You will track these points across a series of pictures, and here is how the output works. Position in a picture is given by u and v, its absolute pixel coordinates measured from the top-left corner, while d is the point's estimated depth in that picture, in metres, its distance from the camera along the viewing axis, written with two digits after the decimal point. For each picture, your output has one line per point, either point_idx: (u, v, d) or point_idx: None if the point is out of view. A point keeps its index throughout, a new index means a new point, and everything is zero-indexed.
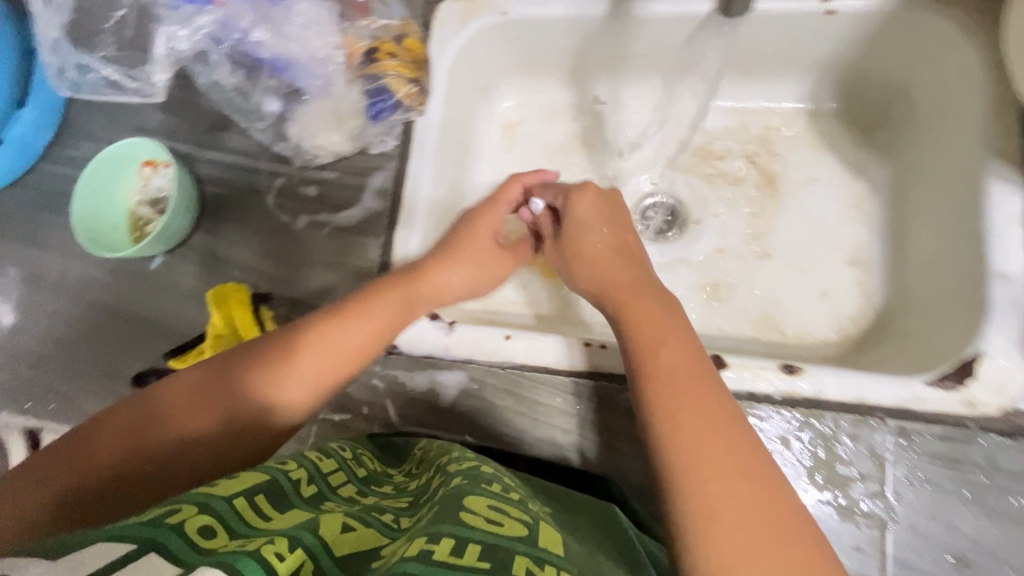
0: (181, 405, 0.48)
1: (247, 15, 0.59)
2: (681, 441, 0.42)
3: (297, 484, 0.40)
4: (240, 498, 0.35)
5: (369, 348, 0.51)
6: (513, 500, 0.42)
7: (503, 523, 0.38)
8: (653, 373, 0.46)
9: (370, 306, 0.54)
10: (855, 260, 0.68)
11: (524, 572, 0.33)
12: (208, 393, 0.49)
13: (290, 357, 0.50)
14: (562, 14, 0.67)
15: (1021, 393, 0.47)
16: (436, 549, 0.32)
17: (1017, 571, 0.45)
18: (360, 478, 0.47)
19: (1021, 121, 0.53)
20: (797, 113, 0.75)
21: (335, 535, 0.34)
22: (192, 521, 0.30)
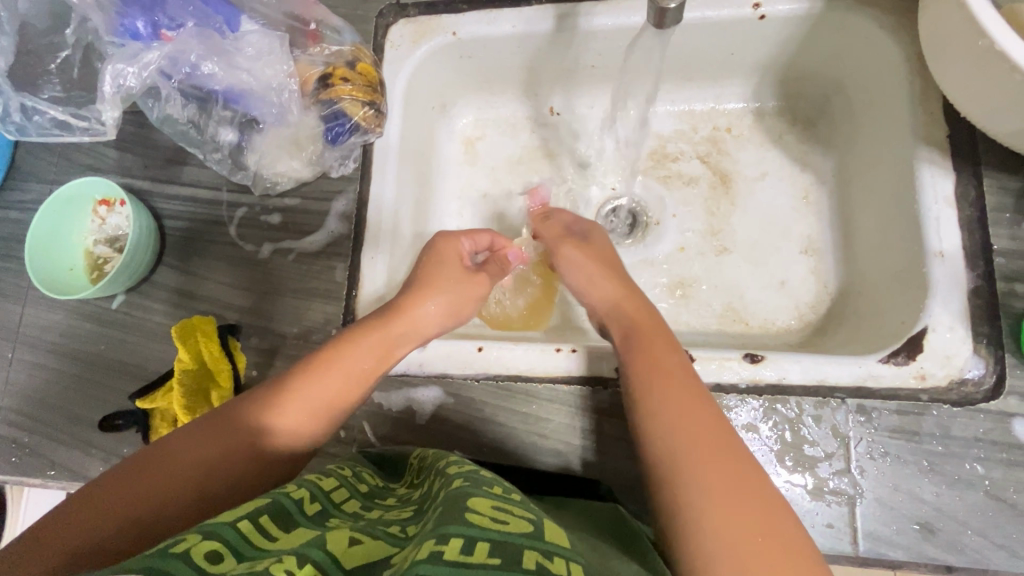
0: (183, 441, 0.46)
1: (196, 49, 0.59)
2: (660, 434, 0.45)
3: (301, 503, 0.40)
4: (245, 521, 0.35)
5: (362, 379, 0.52)
6: (515, 500, 0.43)
7: (508, 521, 0.38)
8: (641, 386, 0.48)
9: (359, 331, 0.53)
10: (808, 248, 0.71)
11: (534, 565, 0.34)
12: (209, 427, 0.47)
13: (287, 386, 0.50)
14: (510, 31, 0.69)
15: (966, 363, 0.51)
16: (447, 548, 0.33)
17: (977, 532, 0.48)
18: (364, 495, 0.48)
19: (945, 108, 0.57)
20: (743, 112, 0.78)
21: (343, 550, 0.35)
22: (198, 549, 0.31)
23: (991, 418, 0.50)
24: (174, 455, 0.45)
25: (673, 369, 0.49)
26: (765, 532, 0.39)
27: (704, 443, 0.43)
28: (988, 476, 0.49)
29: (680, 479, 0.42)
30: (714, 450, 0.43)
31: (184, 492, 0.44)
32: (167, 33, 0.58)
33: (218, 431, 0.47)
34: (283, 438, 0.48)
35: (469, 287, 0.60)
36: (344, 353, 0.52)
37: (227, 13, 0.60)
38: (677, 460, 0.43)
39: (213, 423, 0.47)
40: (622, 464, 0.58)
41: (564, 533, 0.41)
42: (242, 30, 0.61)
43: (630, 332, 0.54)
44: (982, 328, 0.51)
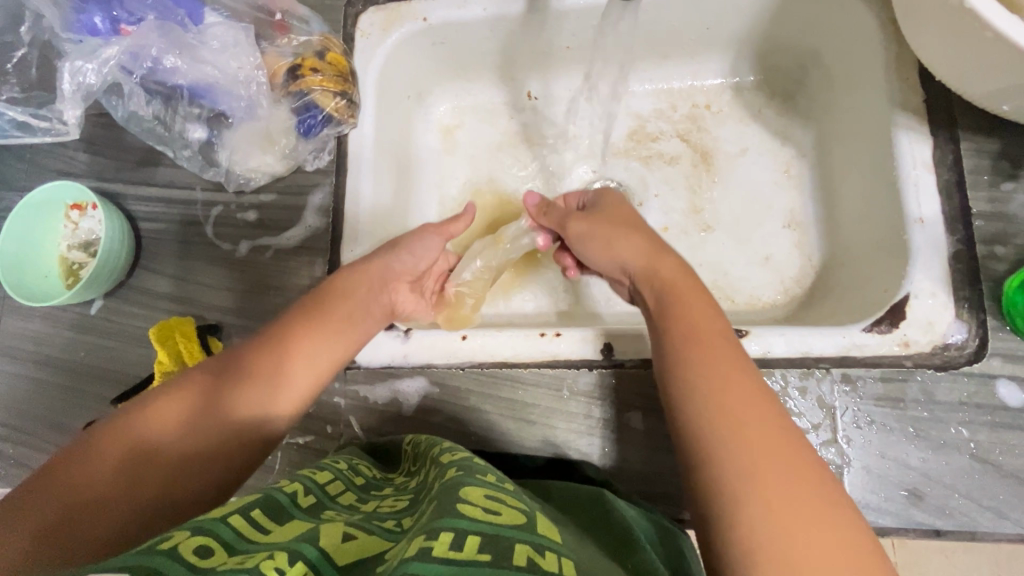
0: (189, 424, 0.45)
1: (157, 43, 0.57)
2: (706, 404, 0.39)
3: (295, 497, 0.41)
4: (237, 517, 0.36)
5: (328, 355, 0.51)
6: (510, 491, 0.43)
7: (500, 512, 0.38)
8: (674, 353, 0.43)
9: (348, 304, 0.53)
10: (791, 223, 0.71)
11: (526, 559, 0.34)
12: (212, 408, 0.46)
13: (287, 364, 0.49)
14: (481, 14, 0.68)
15: (949, 328, 0.50)
16: (436, 545, 0.33)
17: (964, 495, 0.48)
18: (360, 486, 0.48)
19: (921, 74, 0.56)
20: (722, 88, 0.77)
21: (336, 545, 0.35)
22: (186, 545, 0.31)
23: (975, 381, 0.50)
24: (188, 445, 0.44)
25: (707, 327, 0.44)
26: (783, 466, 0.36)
27: (749, 421, 0.38)
28: (973, 439, 0.49)
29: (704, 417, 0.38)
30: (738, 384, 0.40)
31: (202, 481, 0.44)
32: (126, 27, 0.57)
33: (227, 414, 0.46)
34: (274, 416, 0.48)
35: (426, 239, 0.61)
36: (344, 331, 0.52)
37: (189, 6, 0.59)
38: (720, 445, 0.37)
39: (218, 405, 0.46)
40: (612, 446, 0.58)
41: (555, 526, 0.41)
42: (205, 22, 0.60)
43: (664, 297, 0.47)
44: (963, 292, 0.51)
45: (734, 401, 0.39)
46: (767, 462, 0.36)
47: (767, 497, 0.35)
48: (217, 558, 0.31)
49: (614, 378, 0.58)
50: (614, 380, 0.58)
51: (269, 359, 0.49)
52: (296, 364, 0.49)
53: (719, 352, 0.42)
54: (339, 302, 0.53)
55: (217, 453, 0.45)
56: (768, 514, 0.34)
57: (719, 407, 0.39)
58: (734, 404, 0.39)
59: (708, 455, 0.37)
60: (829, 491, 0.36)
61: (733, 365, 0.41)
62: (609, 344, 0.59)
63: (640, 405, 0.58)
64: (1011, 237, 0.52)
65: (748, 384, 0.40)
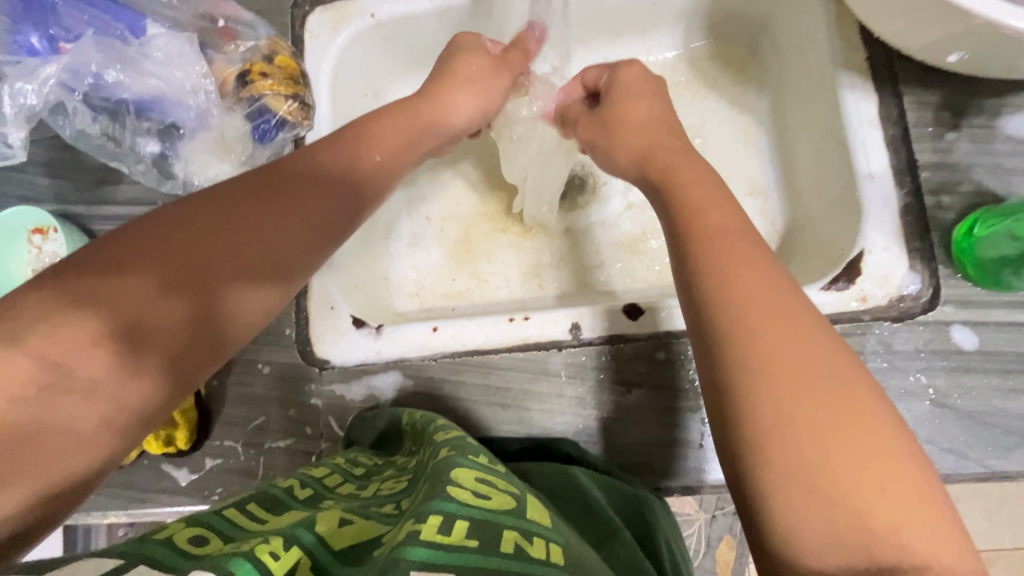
0: (84, 385, 0.34)
1: (95, 58, 0.58)
2: (734, 311, 0.36)
3: (292, 491, 0.43)
4: (232, 510, 0.38)
5: (272, 287, 0.43)
6: (501, 475, 0.44)
7: (490, 497, 0.39)
8: (694, 257, 0.40)
9: (278, 241, 0.42)
10: (753, 190, 0.72)
11: (512, 546, 0.35)
12: (103, 370, 0.35)
13: (240, 297, 0.41)
14: (429, 7, 0.68)
15: (902, 280, 0.51)
16: (424, 528, 0.33)
17: (926, 441, 0.49)
18: (359, 476, 0.49)
19: (861, 32, 0.57)
20: (676, 61, 0.76)
21: (332, 530, 0.36)
22: (179, 536, 0.33)
23: (930, 329, 0.51)
24: (67, 420, 0.33)
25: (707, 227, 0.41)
26: (825, 389, 0.33)
27: (779, 335, 0.35)
28: (931, 385, 0.50)
29: (730, 321, 0.36)
30: (773, 295, 0.37)
31: (90, 465, 0.34)
32: (64, 44, 0.58)
33: (125, 379, 0.36)
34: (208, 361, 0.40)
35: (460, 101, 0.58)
36: (278, 275, 0.43)
37: (128, 20, 0.60)
38: (747, 358, 0.34)
39: (111, 368, 0.35)
40: (588, 423, 0.59)
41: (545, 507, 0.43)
42: (147, 34, 0.60)
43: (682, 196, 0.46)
44: (915, 244, 0.52)
45: (760, 314, 0.36)
46: (795, 379, 0.33)
47: (797, 414, 0.32)
48: (212, 545, 0.33)
49: (585, 355, 0.59)
50: (583, 357, 0.59)
51: (181, 308, 0.38)
52: (215, 314, 0.40)
53: (751, 266, 0.38)
54: (266, 233, 0.42)
55: (109, 427, 0.35)
56: (823, 472, 0.31)
57: (748, 316, 0.36)
58: (762, 313, 0.36)
59: (734, 369, 0.34)
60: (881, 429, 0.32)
61: (763, 275, 0.38)
62: (577, 323, 0.60)
63: (616, 381, 0.59)
64: (956, 186, 0.53)
65: (777, 294, 0.37)
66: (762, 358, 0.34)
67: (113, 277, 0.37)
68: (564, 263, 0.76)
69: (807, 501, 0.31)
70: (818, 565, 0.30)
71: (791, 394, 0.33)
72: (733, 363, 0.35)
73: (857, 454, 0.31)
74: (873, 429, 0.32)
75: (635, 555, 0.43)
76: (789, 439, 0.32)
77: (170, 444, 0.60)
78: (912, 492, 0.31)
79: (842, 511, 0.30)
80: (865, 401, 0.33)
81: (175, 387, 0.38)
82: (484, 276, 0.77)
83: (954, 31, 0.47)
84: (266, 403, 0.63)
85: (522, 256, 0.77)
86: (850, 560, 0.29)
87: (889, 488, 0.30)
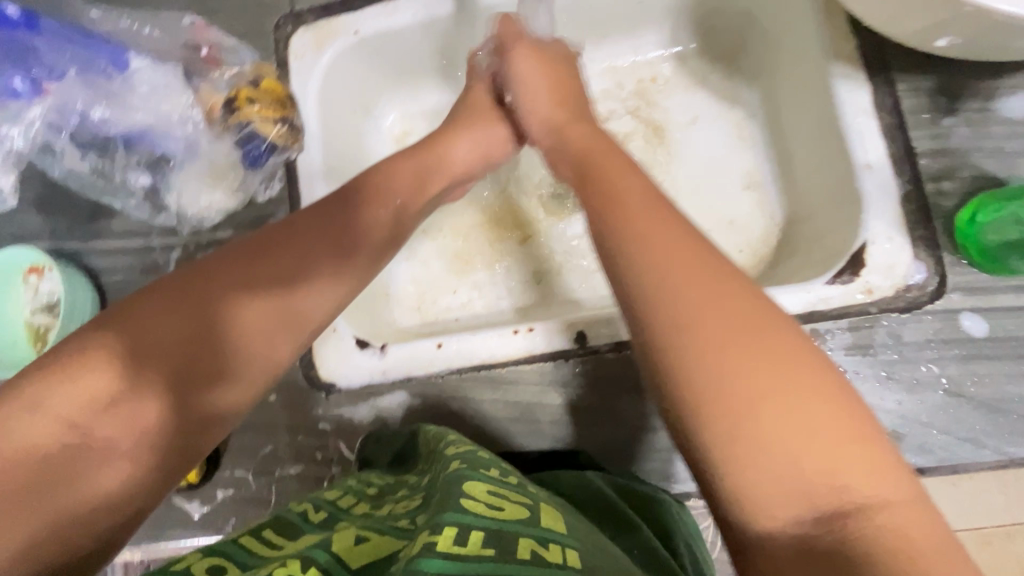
0: (101, 417, 0.34)
1: (82, 96, 0.59)
2: (656, 283, 0.33)
3: (306, 516, 0.43)
4: (246, 538, 0.38)
5: (292, 318, 0.41)
6: (511, 485, 0.44)
7: (503, 508, 0.39)
8: (609, 226, 0.37)
9: (290, 267, 0.42)
10: (750, 183, 0.71)
11: (529, 552, 0.34)
12: (113, 396, 0.34)
13: (262, 327, 0.40)
14: (412, 20, 0.68)
15: (908, 270, 0.51)
16: (440, 540, 0.33)
17: (942, 430, 0.49)
18: (373, 494, 0.49)
19: (850, 21, 0.56)
20: (664, 59, 0.76)
21: (347, 549, 0.36)
22: (198, 565, 0.34)
23: (938, 318, 0.50)
24: (85, 450, 0.33)
25: (639, 197, 0.38)
26: (765, 350, 0.30)
27: (707, 299, 0.31)
28: (944, 374, 0.50)
29: (658, 293, 0.32)
30: (701, 257, 0.33)
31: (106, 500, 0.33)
32: (48, 85, 0.57)
33: (134, 405, 0.35)
34: (232, 393, 0.39)
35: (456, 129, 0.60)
36: (284, 290, 0.41)
37: (110, 54, 0.59)
38: (662, 315, 0.32)
39: (122, 394, 0.35)
40: (595, 430, 0.59)
41: (561, 512, 0.42)
42: (130, 67, 0.59)
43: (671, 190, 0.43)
44: (918, 232, 0.51)
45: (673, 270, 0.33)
46: (711, 328, 0.30)
47: (739, 384, 0.29)
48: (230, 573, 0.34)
49: (590, 364, 0.59)
50: (588, 366, 0.59)
51: (185, 328, 0.37)
52: (222, 335, 0.38)
53: (674, 231, 0.35)
54: (283, 264, 0.42)
55: (123, 457, 0.34)
56: (775, 443, 0.28)
57: (670, 288, 0.32)
58: (686, 279, 0.32)
59: (661, 348, 0.31)
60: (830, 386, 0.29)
61: (674, 228, 0.35)
62: (581, 332, 0.59)
63: (593, 386, 0.59)
64: (956, 172, 0.53)
65: (696, 249, 0.34)
66: (680, 314, 0.31)
67: (136, 310, 0.37)
68: (542, 273, 0.76)
69: (766, 475, 0.28)
70: (770, 524, 0.28)
71: (728, 364, 0.29)
72: (655, 326, 0.32)
73: (804, 417, 0.28)
74: (812, 377, 0.29)
75: (654, 555, 0.43)
76: (722, 401, 0.29)
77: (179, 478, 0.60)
78: (842, 422, 0.28)
79: (782, 458, 0.28)
80: (807, 356, 0.30)
81: (197, 421, 0.37)
82: (485, 286, 0.76)
83: (944, 17, 0.46)
84: (272, 430, 0.62)
85: (521, 265, 0.77)
86: (797, 513, 0.27)
87: (821, 423, 0.28)
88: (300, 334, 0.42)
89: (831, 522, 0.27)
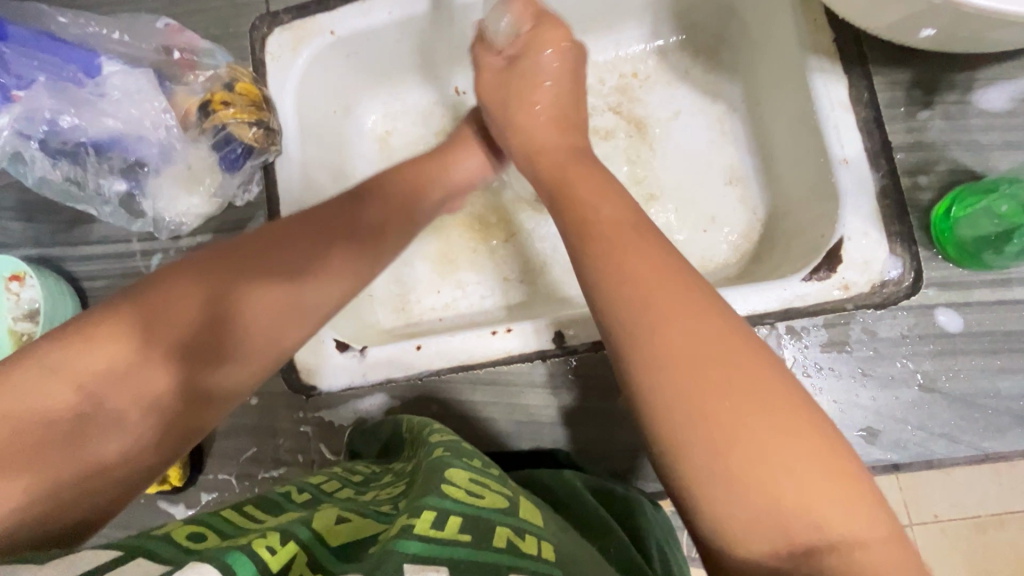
0: (113, 386, 0.37)
1: (49, 104, 0.58)
2: (643, 326, 0.34)
3: (290, 495, 0.43)
4: (229, 511, 0.38)
5: (289, 314, 0.45)
6: (493, 475, 0.43)
7: (483, 496, 0.39)
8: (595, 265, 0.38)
9: (288, 263, 0.46)
10: (732, 178, 0.71)
11: (505, 542, 0.34)
12: (133, 368, 0.38)
13: (262, 320, 0.44)
14: (388, 19, 0.67)
15: (884, 265, 0.50)
16: (418, 522, 0.33)
17: (917, 426, 0.49)
18: (358, 482, 0.49)
19: (827, 14, 0.56)
20: (645, 54, 0.75)
21: (329, 527, 0.35)
22: (178, 530, 0.33)
23: (914, 314, 0.50)
24: (102, 416, 0.37)
25: (626, 238, 0.39)
26: (755, 391, 0.31)
27: (696, 343, 0.32)
28: (919, 370, 0.50)
29: (646, 336, 0.33)
30: (693, 300, 0.34)
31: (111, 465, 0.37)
32: (16, 93, 0.57)
33: (142, 376, 0.39)
34: (233, 375, 0.43)
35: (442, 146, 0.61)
36: (286, 283, 0.45)
37: (82, 60, 0.59)
38: (650, 356, 0.33)
39: (142, 368, 0.39)
40: (575, 428, 0.59)
41: (539, 507, 0.42)
42: (103, 73, 0.60)
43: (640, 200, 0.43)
44: (894, 228, 0.51)
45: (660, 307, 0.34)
46: (699, 369, 0.31)
47: (725, 424, 0.30)
48: (211, 539, 0.32)
49: (570, 363, 0.59)
50: (568, 367, 0.59)
51: (204, 316, 0.42)
52: (228, 321, 0.42)
53: (667, 273, 0.36)
54: (281, 262, 0.46)
55: (133, 425, 0.38)
56: (761, 480, 0.29)
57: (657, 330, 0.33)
58: (675, 321, 0.33)
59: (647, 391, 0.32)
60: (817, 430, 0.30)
61: (665, 272, 0.36)
62: (560, 331, 0.59)
63: (581, 387, 0.59)
64: (933, 165, 0.53)
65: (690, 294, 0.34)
66: (666, 356, 0.32)
67: (149, 296, 0.41)
68: (531, 271, 0.76)
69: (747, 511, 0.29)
70: (746, 556, 0.29)
71: (712, 404, 0.30)
72: (639, 363, 0.33)
73: (790, 456, 0.29)
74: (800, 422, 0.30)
75: (625, 554, 0.43)
76: (706, 438, 0.30)
77: (163, 482, 0.61)
78: (829, 463, 0.30)
79: (764, 497, 0.29)
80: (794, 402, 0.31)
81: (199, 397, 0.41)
82: (468, 286, 0.76)
83: (918, 9, 0.45)
84: (255, 433, 0.62)
85: (505, 264, 0.76)
86: (775, 549, 0.28)
87: (805, 465, 0.29)
88: (304, 323, 0.46)
89: (805, 556, 0.28)
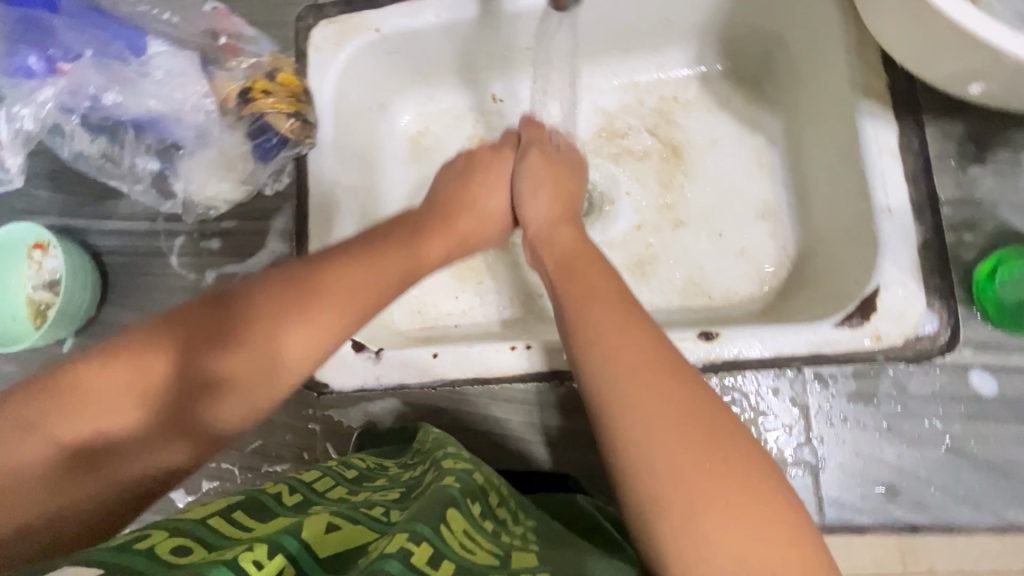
0: (125, 381, 0.38)
1: (95, 80, 0.58)
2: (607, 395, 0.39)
3: (281, 496, 0.41)
4: (216, 516, 0.36)
5: (307, 310, 0.43)
6: (491, 524, 0.41)
7: (475, 551, 0.37)
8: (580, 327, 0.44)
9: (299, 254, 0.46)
10: (765, 213, 0.70)
11: None
12: (135, 370, 0.38)
13: (277, 311, 0.42)
14: (433, 22, 0.67)
15: (919, 319, 0.49)
16: (415, 551, 0.32)
17: (940, 488, 0.48)
18: (352, 479, 0.47)
19: (881, 58, 0.55)
20: (687, 78, 0.74)
21: (318, 537, 0.34)
22: (162, 544, 0.31)
23: (947, 372, 0.49)
24: (102, 420, 0.37)
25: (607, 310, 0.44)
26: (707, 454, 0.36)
27: (659, 415, 0.38)
28: (947, 431, 0.48)
29: (616, 408, 0.39)
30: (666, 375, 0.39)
31: (118, 464, 0.37)
32: (63, 65, 0.57)
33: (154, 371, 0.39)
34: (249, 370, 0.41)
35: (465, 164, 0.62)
36: (302, 272, 0.44)
37: (128, 38, 0.58)
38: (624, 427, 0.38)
39: (150, 367, 0.39)
40: (586, 452, 0.58)
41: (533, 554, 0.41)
42: (148, 52, 0.59)
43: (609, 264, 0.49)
44: (934, 282, 0.50)
45: (634, 372, 0.40)
46: (670, 441, 0.37)
47: (681, 482, 0.36)
48: (198, 555, 0.31)
49: None
50: None
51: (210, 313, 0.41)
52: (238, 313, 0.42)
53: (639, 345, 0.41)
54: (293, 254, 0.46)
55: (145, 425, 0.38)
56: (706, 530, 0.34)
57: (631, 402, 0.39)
58: (644, 395, 0.38)
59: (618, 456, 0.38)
60: (761, 489, 0.36)
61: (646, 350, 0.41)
62: None
63: None
64: (977, 223, 0.52)
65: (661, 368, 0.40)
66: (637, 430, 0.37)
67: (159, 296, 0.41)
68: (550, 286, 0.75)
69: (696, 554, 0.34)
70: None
71: (672, 466, 0.36)
72: (614, 435, 0.38)
73: (739, 510, 0.35)
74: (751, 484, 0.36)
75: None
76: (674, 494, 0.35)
77: None
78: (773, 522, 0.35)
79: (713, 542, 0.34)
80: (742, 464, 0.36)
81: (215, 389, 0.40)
82: (486, 294, 0.75)
83: (979, 64, 0.44)
84: (261, 426, 0.62)
85: (525, 276, 0.76)
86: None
87: (751, 522, 0.35)
88: (324, 306, 0.43)
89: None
